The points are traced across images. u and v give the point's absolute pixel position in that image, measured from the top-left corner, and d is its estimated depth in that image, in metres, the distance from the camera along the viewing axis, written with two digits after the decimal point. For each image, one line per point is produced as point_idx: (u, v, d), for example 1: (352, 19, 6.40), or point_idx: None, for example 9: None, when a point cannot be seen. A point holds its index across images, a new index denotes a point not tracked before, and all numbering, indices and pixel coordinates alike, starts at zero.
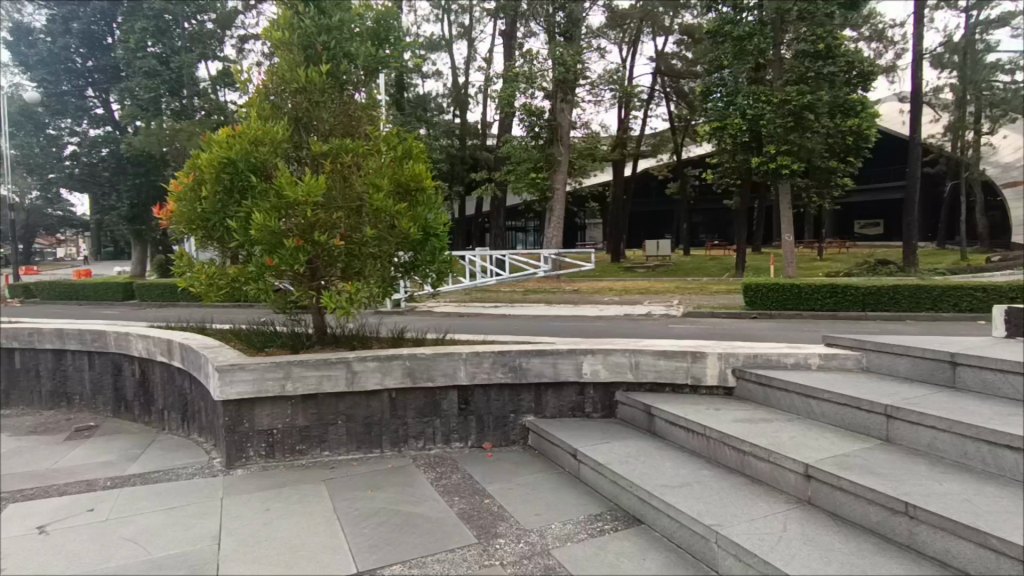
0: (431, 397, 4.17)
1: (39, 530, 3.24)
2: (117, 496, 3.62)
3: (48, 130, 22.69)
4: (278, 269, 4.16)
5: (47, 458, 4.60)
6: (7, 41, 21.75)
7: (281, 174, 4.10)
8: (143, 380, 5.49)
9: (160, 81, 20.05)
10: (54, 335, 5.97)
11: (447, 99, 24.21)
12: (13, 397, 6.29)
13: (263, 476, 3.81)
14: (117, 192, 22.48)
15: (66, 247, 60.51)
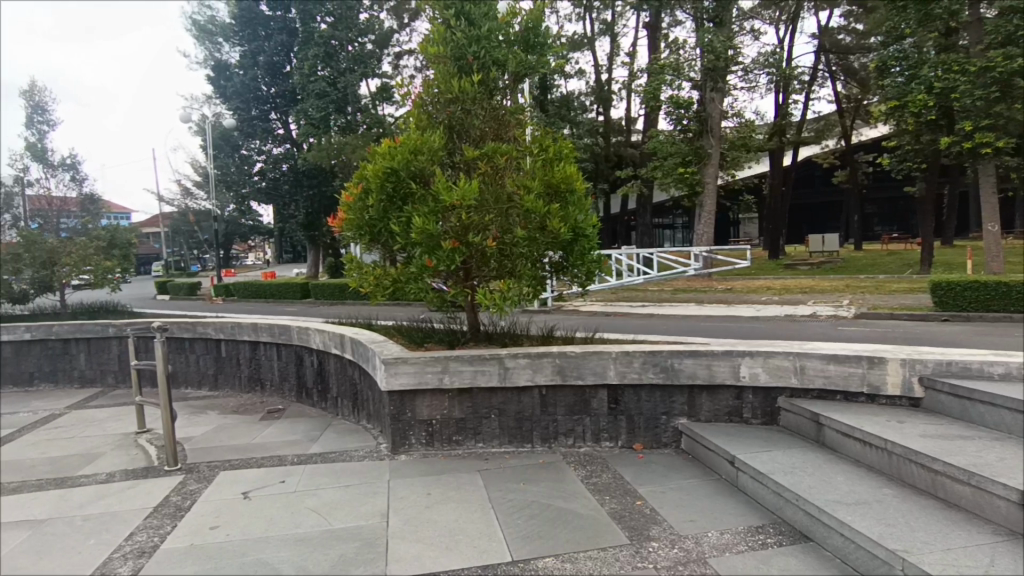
0: (579, 394, 4.17)
1: (244, 495, 3.75)
2: (303, 471, 4.08)
3: (242, 150, 25.60)
4: (437, 269, 4.40)
5: (246, 435, 5.29)
6: (210, 77, 25.35)
7: (438, 180, 4.32)
8: (320, 370, 6.12)
9: (329, 101, 22.20)
10: (251, 328, 6.86)
11: (590, 97, 24.08)
12: (220, 381, 7.32)
13: (423, 463, 4.06)
14: (295, 202, 25.31)
15: (256, 252, 69.40)
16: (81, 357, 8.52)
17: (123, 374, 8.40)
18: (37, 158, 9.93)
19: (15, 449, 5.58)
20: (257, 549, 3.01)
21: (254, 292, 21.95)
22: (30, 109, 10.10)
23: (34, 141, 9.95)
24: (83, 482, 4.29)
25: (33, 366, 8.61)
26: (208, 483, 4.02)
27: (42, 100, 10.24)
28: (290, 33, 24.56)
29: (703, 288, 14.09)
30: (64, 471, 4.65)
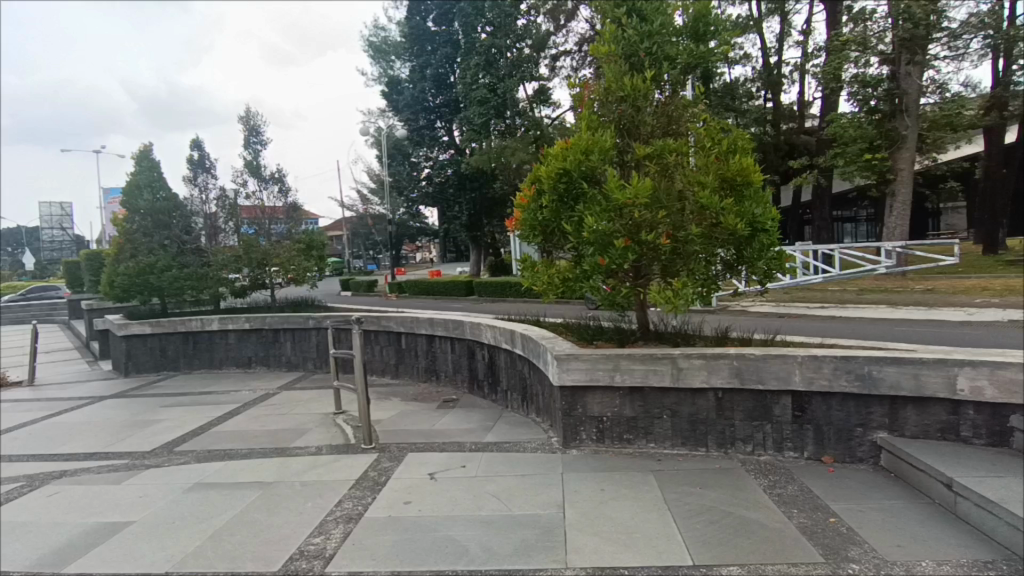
0: (759, 399, 3.95)
1: (430, 475, 4.08)
2: (481, 458, 4.34)
3: (412, 158, 27.70)
4: (609, 268, 4.44)
5: (427, 421, 5.75)
6: (385, 92, 27.67)
7: (609, 179, 4.34)
8: (491, 364, 6.44)
9: (490, 107, 23.13)
10: (428, 323, 7.41)
11: (757, 83, 22.48)
12: (401, 370, 8.01)
13: (594, 459, 4.12)
14: (459, 204, 26.83)
15: (423, 254, 74.82)
16: (287, 345, 9.80)
17: (321, 361, 9.51)
18: (253, 173, 11.60)
19: (245, 421, 6.62)
20: (446, 526, 3.27)
21: (424, 290, 23.63)
22: (248, 132, 11.85)
23: (252, 159, 11.65)
24: (297, 453, 4.97)
25: (252, 352, 10.09)
26: (399, 462, 4.44)
27: (256, 124, 11.97)
28: (454, 45, 26.02)
29: (896, 288, 12.54)
30: (283, 443, 5.42)
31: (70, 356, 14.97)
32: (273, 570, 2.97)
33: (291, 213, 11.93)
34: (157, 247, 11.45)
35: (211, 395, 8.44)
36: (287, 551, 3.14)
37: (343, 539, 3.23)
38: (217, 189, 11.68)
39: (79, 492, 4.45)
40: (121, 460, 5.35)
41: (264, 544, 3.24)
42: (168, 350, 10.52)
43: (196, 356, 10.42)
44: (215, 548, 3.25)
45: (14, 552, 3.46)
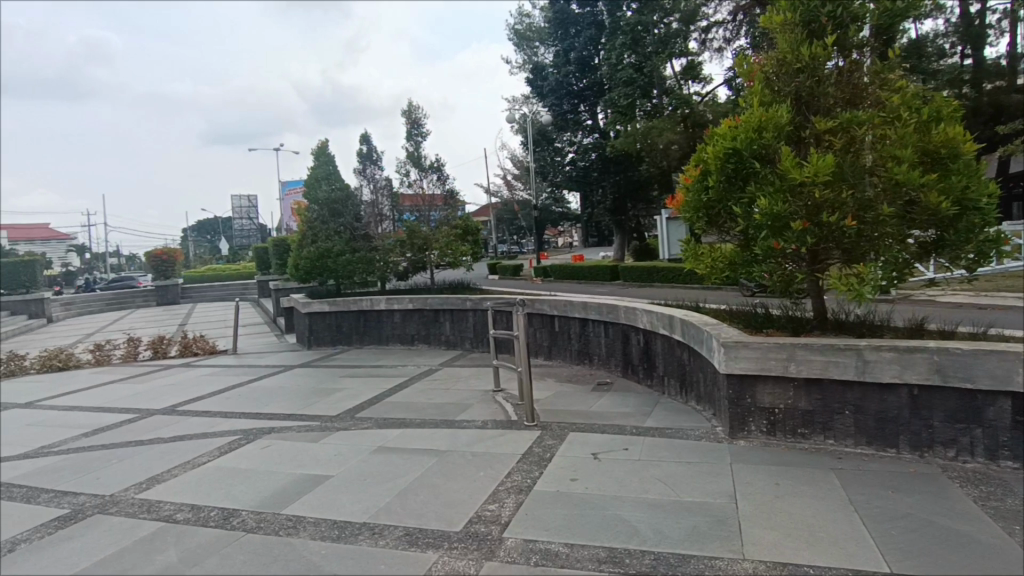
0: (967, 400, 3.51)
1: (594, 455, 4.16)
2: (642, 443, 4.33)
3: (555, 143, 27.92)
4: (784, 253, 4.18)
5: (584, 403, 5.84)
6: (529, 79, 28.00)
7: (785, 156, 4.07)
8: (647, 348, 6.35)
9: (635, 87, 22.55)
10: (582, 307, 7.47)
11: (951, 38, 19.53)
12: (554, 351, 8.18)
13: (765, 452, 3.94)
14: (603, 188, 26.57)
15: (565, 238, 75.12)
16: (446, 325, 10.42)
17: (477, 340, 9.99)
18: (415, 164, 12.38)
19: (413, 394, 7.17)
20: (613, 504, 3.34)
21: (569, 274, 23.83)
22: (410, 125, 12.68)
23: (413, 151, 12.45)
24: (464, 426, 5.30)
25: (415, 330, 10.87)
26: (561, 441, 4.57)
27: (417, 117, 12.74)
28: (598, 26, 25.64)
29: None
30: (450, 415, 5.81)
31: (262, 329, 17.19)
32: (455, 530, 3.22)
33: (449, 200, 12.52)
34: (335, 233, 12.64)
35: (381, 368, 9.26)
36: (466, 515, 3.39)
37: (516, 508, 3.42)
38: (384, 180, 12.70)
39: (285, 447, 5.14)
40: (315, 422, 6.09)
41: (444, 507, 3.52)
42: (343, 326, 11.68)
43: (366, 332, 11.46)
44: (402, 505, 3.60)
45: (243, 493, 4.10)
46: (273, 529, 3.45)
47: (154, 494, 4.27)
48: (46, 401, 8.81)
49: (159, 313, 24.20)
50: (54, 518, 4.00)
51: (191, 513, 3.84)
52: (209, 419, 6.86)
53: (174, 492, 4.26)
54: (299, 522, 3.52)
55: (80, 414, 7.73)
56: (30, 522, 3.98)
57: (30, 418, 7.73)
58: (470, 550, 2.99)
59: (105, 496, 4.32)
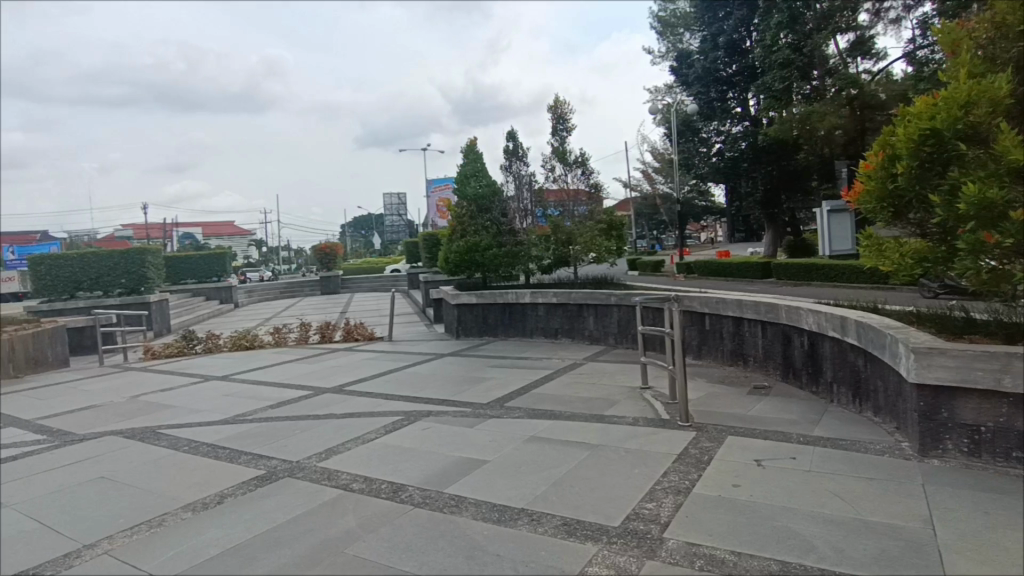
0: None
1: (758, 462, 3.92)
2: (814, 453, 4.01)
3: (700, 133, 26.65)
4: (997, 246, 3.62)
5: (741, 406, 5.53)
6: (673, 68, 26.96)
7: (1002, 134, 3.52)
8: (812, 351, 5.86)
9: (794, 69, 20.74)
10: (736, 305, 7.06)
11: None
12: (703, 350, 7.84)
13: (968, 475, 3.46)
14: (753, 180, 24.94)
15: (709, 232, 71.68)
16: (590, 320, 10.41)
17: (622, 336, 9.83)
18: (560, 159, 12.42)
19: (559, 387, 7.25)
20: (783, 516, 3.12)
21: (715, 271, 22.69)
22: (555, 120, 12.79)
23: (559, 146, 12.52)
24: (615, 422, 5.26)
25: (559, 324, 11.00)
26: (720, 444, 4.36)
27: (563, 112, 12.80)
28: (750, 6, 24.02)
29: None
30: (599, 410, 5.79)
31: (414, 319, 18.34)
32: (614, 525, 3.20)
33: (594, 196, 12.28)
34: (483, 228, 13.10)
35: (526, 360, 9.47)
36: (623, 511, 3.36)
37: (675, 509, 3.32)
38: (529, 177, 12.86)
39: (443, 429, 5.44)
40: (468, 408, 6.37)
41: (600, 501, 3.52)
42: (490, 318, 12.09)
43: (512, 324, 11.78)
44: (558, 495, 3.65)
45: (408, 470, 4.40)
46: (438, 506, 3.67)
47: (333, 463, 4.72)
48: (237, 376, 10.11)
49: (324, 302, 26.72)
50: (253, 478, 4.58)
51: (365, 483, 4.21)
52: (373, 399, 7.45)
53: (349, 464, 4.68)
54: (461, 502, 3.71)
55: (265, 389, 8.78)
56: (235, 479, 4.60)
57: (226, 390, 8.91)
58: (630, 547, 2.96)
59: (292, 462, 4.86)
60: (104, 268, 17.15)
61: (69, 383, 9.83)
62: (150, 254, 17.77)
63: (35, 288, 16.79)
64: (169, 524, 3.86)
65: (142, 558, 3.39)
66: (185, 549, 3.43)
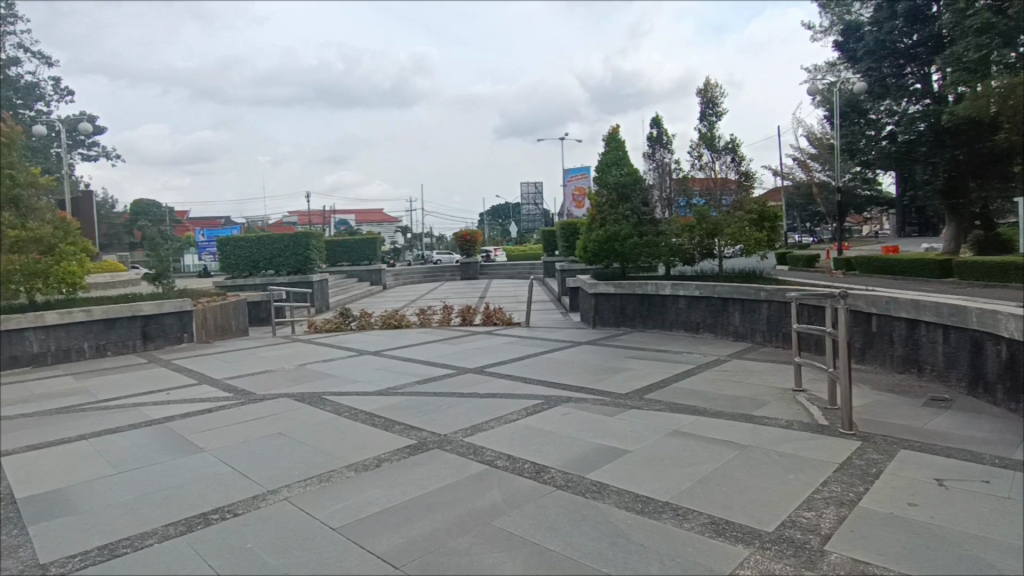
0: None
1: (939, 482, 3.50)
2: (1010, 478, 3.50)
3: (869, 114, 24.13)
4: None
5: (914, 418, 4.96)
6: (839, 41, 24.56)
7: None
8: (1010, 363, 5.09)
9: (993, 35, 17.86)
10: (911, 306, 6.31)
11: None
12: (869, 354, 7.13)
13: None
14: (932, 165, 22.03)
15: (872, 225, 64.82)
16: (736, 315, 9.87)
17: (771, 334, 9.23)
18: (708, 145, 11.81)
19: (702, 383, 6.98)
20: (974, 545, 2.76)
21: (880, 268, 20.51)
22: (705, 104, 12.20)
23: (707, 131, 11.90)
24: (765, 423, 4.96)
25: (701, 318, 10.56)
26: (891, 457, 3.96)
27: (714, 95, 12.18)
28: None
29: None
30: (748, 409, 5.51)
31: (549, 307, 18.57)
32: (768, 531, 3.04)
33: (743, 183, 11.61)
34: (624, 217, 12.94)
35: (665, 353, 9.23)
36: (777, 517, 3.17)
37: (838, 522, 3.08)
38: (673, 164, 12.43)
39: (582, 416, 5.48)
40: (607, 397, 6.36)
41: (751, 504, 3.35)
42: (627, 309, 11.89)
43: (651, 317, 11.51)
44: (705, 493, 3.53)
45: (550, 453, 4.49)
46: (581, 490, 3.72)
47: (478, 440, 4.95)
48: (388, 352, 10.93)
49: (464, 287, 27.90)
50: (406, 447, 4.93)
51: (509, 462, 4.36)
52: (512, 382, 7.69)
53: (494, 441, 4.87)
54: (603, 488, 3.72)
55: (413, 366, 9.41)
56: (390, 446, 4.99)
57: (379, 364, 9.67)
58: (786, 555, 2.79)
59: (441, 435, 5.17)
60: (276, 249, 19.20)
61: (250, 350, 11.21)
62: (314, 237, 19.32)
63: (223, 265, 19.50)
64: (336, 480, 4.28)
65: (314, 506, 3.80)
66: (350, 504, 3.79)
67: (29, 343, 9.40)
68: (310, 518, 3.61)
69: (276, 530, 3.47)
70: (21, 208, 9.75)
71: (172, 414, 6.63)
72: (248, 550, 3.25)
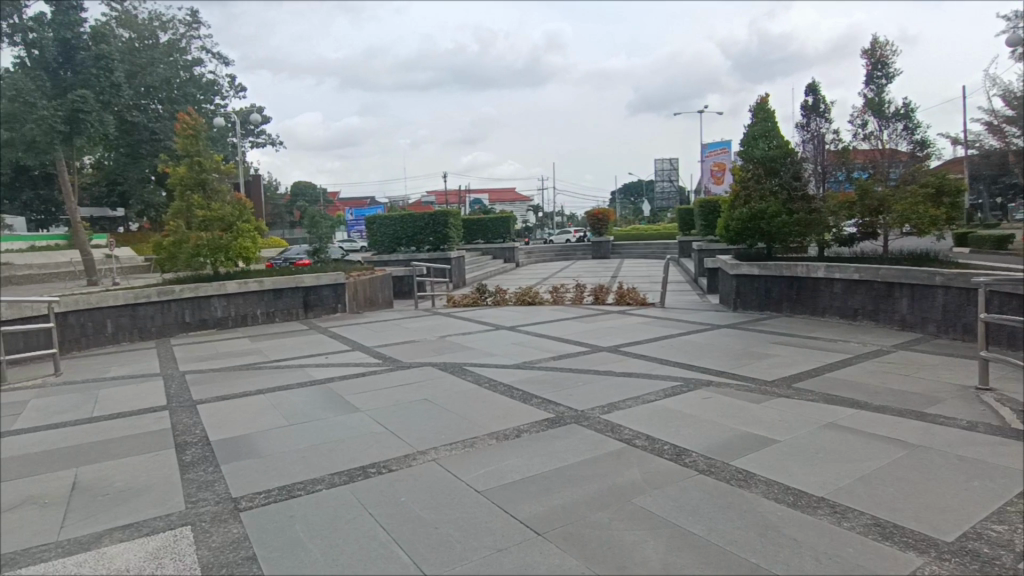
0: None
1: None
2: None
3: None
4: None
5: None
6: None
7: None
8: None
9: None
10: None
11: None
12: None
13: None
14: None
15: None
16: (904, 302, 8.86)
17: (949, 325, 8.18)
18: (875, 112, 10.58)
19: (860, 374, 6.40)
20: None
21: None
22: (872, 66, 10.94)
23: (874, 96, 10.66)
24: (942, 422, 4.44)
25: (860, 303, 9.61)
26: None
27: (884, 54, 10.89)
28: None
29: None
30: (920, 406, 4.96)
31: (685, 287, 17.90)
32: (947, 541, 2.75)
33: (917, 154, 10.37)
34: (770, 194, 11.92)
35: (817, 340, 8.54)
36: (958, 526, 2.85)
37: None
38: (830, 133, 11.42)
39: (726, 401, 5.26)
40: (752, 383, 6.04)
41: (926, 508, 3.04)
42: (773, 292, 11.12)
43: (800, 301, 10.68)
44: (868, 492, 3.25)
45: (690, 436, 4.36)
46: (725, 477, 3.58)
47: (615, 418, 4.94)
48: (522, 328, 11.20)
49: (596, 265, 27.71)
50: (545, 419, 5.05)
51: (648, 442, 4.31)
52: (647, 362, 7.56)
53: (632, 421, 4.83)
54: (749, 477, 3.55)
55: (546, 342, 9.57)
56: (530, 418, 5.14)
57: (515, 339, 9.95)
58: (970, 570, 2.51)
59: (578, 410, 5.22)
60: (418, 227, 20.34)
61: (396, 321, 12.04)
62: (452, 216, 20.29)
63: (371, 241, 20.93)
64: (479, 446, 4.49)
65: (460, 469, 4.03)
66: (492, 470, 3.97)
67: (215, 308, 10.84)
68: (456, 480, 3.85)
69: (427, 488, 3.74)
70: (207, 189, 11.34)
71: (330, 376, 7.33)
72: (403, 503, 3.54)
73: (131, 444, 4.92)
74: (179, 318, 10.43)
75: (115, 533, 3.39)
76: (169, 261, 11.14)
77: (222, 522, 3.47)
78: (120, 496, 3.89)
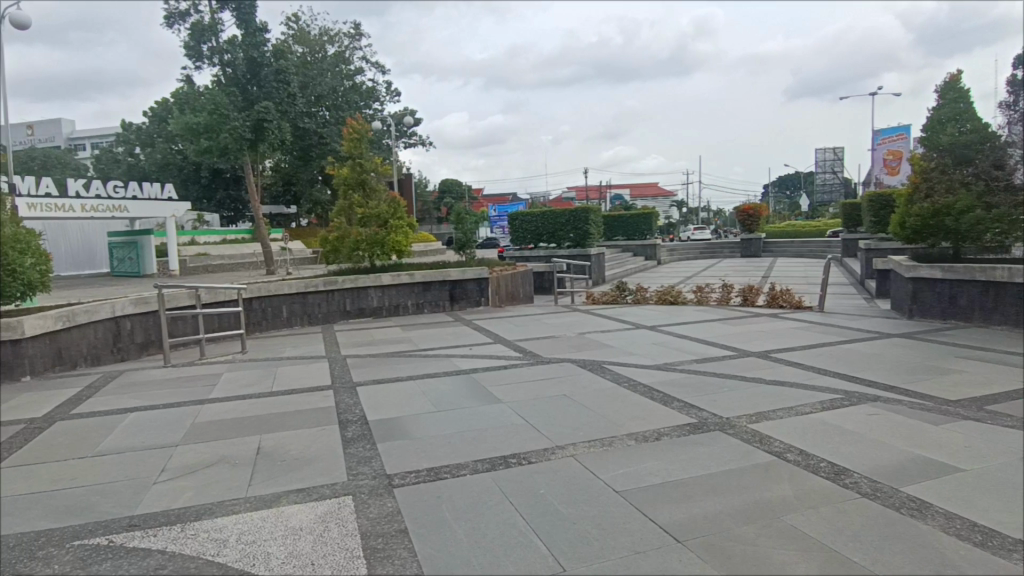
0: None
1: None
2: None
3: None
4: None
5: None
6: None
7: None
8: None
9: None
10: None
11: None
12: None
13: None
14: None
15: None
16: None
17: None
18: None
19: None
20: None
21: None
22: None
23: None
24: None
25: None
26: None
27: None
28: None
29: None
30: None
31: (849, 290, 16.28)
32: None
33: None
34: (957, 185, 10.38)
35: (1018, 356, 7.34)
36: None
37: None
38: None
39: (896, 419, 4.72)
40: (930, 401, 5.36)
41: None
42: (961, 298, 9.76)
43: (997, 310, 9.26)
44: None
45: (852, 455, 3.99)
46: (895, 504, 3.23)
47: (765, 428, 4.64)
48: (663, 328, 10.88)
49: (745, 264, 26.07)
50: (686, 424, 4.89)
51: (802, 457, 4.00)
52: (804, 371, 6.98)
53: (785, 433, 4.51)
54: (925, 507, 3.18)
55: (689, 344, 9.21)
56: (670, 422, 5.00)
57: (655, 339, 9.69)
58: None
59: (723, 418, 4.98)
60: (559, 223, 20.44)
61: (536, 317, 12.29)
62: (592, 212, 20.00)
63: (514, 236, 21.44)
64: (618, 446, 4.46)
65: (598, 467, 4.05)
66: (632, 471, 3.93)
67: (371, 299, 11.80)
68: (594, 477, 3.86)
69: (564, 483, 3.80)
70: (366, 189, 12.34)
71: (474, 367, 7.66)
72: (542, 496, 3.63)
73: (303, 418, 5.53)
74: (342, 307, 11.50)
75: (292, 495, 3.85)
76: (333, 254, 12.31)
77: (379, 495, 3.80)
78: (294, 463, 4.40)
